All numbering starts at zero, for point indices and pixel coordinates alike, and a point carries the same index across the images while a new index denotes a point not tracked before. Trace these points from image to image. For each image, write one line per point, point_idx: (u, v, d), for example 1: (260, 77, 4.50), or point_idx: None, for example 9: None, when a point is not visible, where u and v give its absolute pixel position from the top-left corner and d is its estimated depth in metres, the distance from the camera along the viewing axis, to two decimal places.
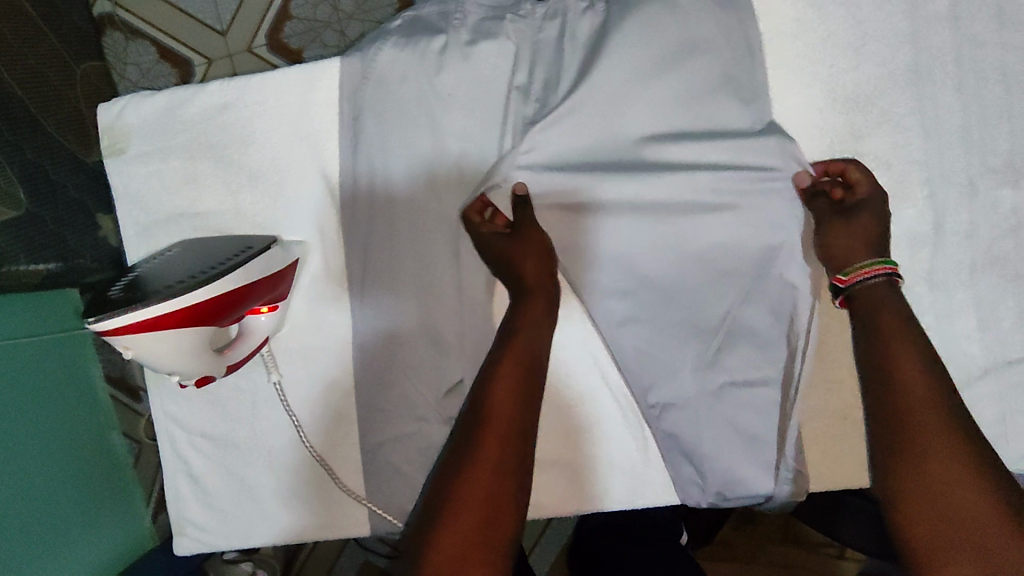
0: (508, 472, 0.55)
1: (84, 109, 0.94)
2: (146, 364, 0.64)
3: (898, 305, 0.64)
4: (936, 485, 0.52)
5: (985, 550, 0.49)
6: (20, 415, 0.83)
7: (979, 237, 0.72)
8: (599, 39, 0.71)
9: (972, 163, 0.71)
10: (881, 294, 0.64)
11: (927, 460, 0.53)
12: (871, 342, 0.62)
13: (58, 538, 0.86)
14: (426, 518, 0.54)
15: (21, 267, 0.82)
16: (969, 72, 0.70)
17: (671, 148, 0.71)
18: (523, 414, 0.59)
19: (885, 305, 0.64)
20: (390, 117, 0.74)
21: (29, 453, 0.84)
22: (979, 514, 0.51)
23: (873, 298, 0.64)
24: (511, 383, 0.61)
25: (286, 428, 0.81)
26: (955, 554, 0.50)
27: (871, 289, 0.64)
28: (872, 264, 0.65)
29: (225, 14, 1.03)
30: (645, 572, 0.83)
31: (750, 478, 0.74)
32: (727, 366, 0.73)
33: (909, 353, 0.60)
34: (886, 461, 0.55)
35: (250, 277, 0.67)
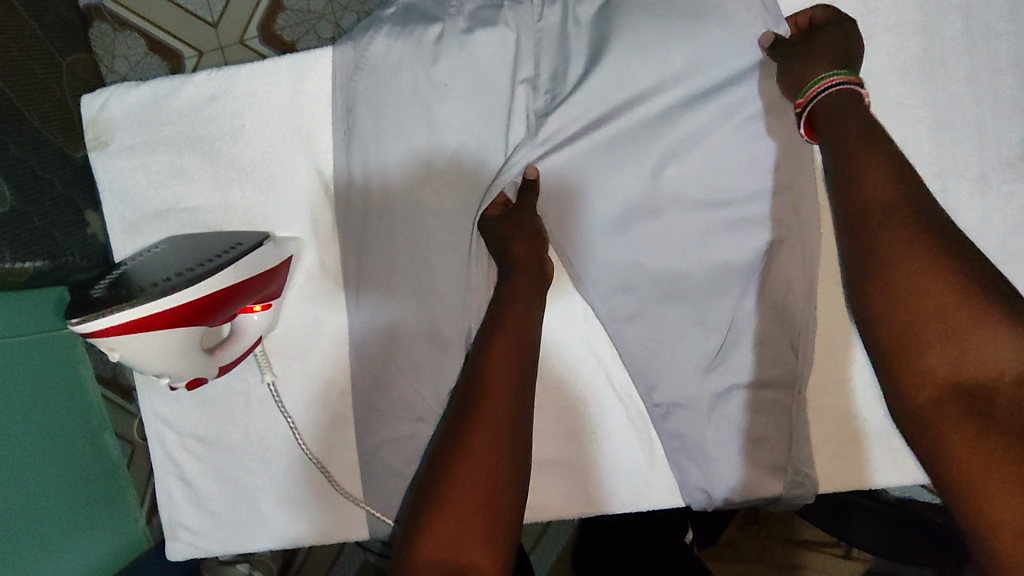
0: (513, 420, 0.55)
1: (71, 103, 0.91)
2: (134, 366, 0.62)
3: (855, 110, 0.59)
4: (903, 297, 0.48)
5: (955, 332, 0.46)
6: (12, 417, 0.82)
7: (994, 232, 0.69)
8: (604, 25, 0.68)
9: (986, 157, 0.69)
10: (840, 104, 0.60)
11: (887, 253, 0.50)
12: (834, 146, 0.58)
13: (48, 543, 0.84)
14: (435, 478, 0.53)
15: (8, 264, 0.79)
16: (982, 63, 0.68)
17: (677, 136, 0.69)
18: (523, 371, 0.59)
19: (846, 113, 0.59)
20: (384, 109, 0.72)
21: (20, 456, 0.82)
22: (940, 291, 0.47)
23: (835, 109, 0.60)
24: (510, 344, 0.61)
25: (281, 430, 0.79)
26: (925, 340, 0.47)
27: (832, 101, 0.60)
28: (827, 74, 0.61)
29: (215, 5, 1.00)
30: None
31: (756, 480, 0.72)
32: (733, 365, 0.71)
33: (869, 147, 0.56)
34: (853, 264, 0.52)
35: (242, 275, 0.64)
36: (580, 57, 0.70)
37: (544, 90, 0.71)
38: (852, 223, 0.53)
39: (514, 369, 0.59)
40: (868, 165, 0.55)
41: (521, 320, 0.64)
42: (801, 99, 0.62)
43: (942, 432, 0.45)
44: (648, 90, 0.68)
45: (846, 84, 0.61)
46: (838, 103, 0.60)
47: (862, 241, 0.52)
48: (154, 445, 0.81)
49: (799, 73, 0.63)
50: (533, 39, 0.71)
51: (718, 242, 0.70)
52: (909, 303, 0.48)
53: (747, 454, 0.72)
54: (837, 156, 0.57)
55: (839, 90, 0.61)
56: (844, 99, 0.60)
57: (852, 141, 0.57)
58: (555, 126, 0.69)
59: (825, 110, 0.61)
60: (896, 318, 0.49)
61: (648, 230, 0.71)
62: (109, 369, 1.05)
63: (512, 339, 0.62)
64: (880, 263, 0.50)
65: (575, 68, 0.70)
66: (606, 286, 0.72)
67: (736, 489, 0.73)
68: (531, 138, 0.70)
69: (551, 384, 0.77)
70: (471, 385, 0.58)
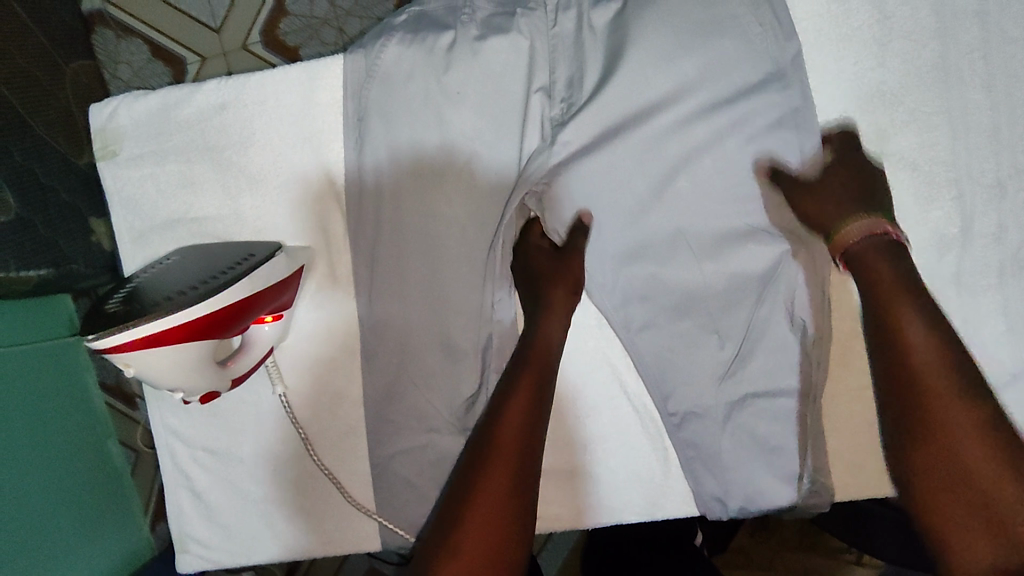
0: (522, 462, 0.59)
1: (75, 110, 0.91)
2: (147, 381, 0.61)
3: (890, 260, 0.61)
4: (940, 453, 0.52)
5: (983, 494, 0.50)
6: (19, 431, 0.81)
7: (1009, 239, 0.69)
8: (618, 33, 0.68)
9: (1002, 164, 0.68)
10: (873, 253, 0.62)
11: (925, 411, 0.54)
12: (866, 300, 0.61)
13: (57, 557, 0.83)
14: (444, 518, 0.56)
15: (13, 272, 0.79)
16: (999, 70, 0.68)
17: (693, 143, 0.68)
18: (537, 414, 0.63)
19: (876, 265, 0.61)
20: (396, 117, 0.71)
21: (29, 471, 0.81)
22: (969, 453, 0.51)
23: (867, 257, 0.62)
24: (528, 385, 0.65)
25: (293, 440, 0.78)
26: (954, 497, 0.51)
27: (863, 248, 0.62)
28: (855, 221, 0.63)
29: (218, 11, 1.00)
30: None
31: (771, 488, 0.72)
32: (751, 375, 0.71)
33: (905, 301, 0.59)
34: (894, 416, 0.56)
35: (255, 288, 0.63)
36: (594, 64, 0.69)
37: (560, 97, 0.71)
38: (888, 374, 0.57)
39: (524, 419, 0.62)
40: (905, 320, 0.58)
41: (539, 365, 0.67)
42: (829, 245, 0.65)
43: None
44: (665, 98, 0.68)
45: (881, 229, 0.63)
46: (873, 251, 0.62)
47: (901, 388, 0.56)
48: (163, 457, 0.79)
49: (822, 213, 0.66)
50: (547, 46, 0.71)
51: (735, 252, 0.70)
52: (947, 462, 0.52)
53: (764, 463, 0.72)
54: (872, 318, 0.61)
55: (869, 237, 0.62)
56: (877, 247, 0.62)
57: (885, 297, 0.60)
58: (574, 133, 0.69)
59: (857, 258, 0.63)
60: (929, 475, 0.53)
61: (662, 238, 0.70)
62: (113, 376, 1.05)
63: (529, 381, 0.65)
64: (918, 418, 0.54)
65: (591, 77, 0.70)
66: (624, 296, 0.72)
67: (752, 497, 0.73)
68: (548, 145, 0.70)
69: (564, 394, 0.76)
70: (488, 423, 0.62)
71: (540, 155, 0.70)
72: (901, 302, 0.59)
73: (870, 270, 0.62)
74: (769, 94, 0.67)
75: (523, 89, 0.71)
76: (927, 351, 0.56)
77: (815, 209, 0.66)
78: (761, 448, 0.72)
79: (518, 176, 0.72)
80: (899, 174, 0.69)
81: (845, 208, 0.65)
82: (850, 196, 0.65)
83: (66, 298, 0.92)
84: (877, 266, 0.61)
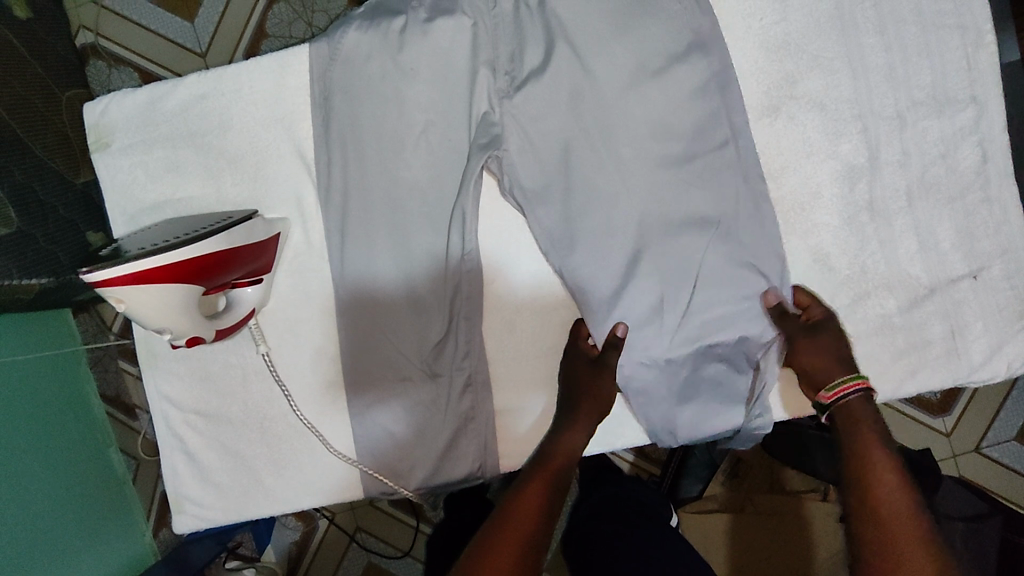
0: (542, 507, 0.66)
1: (72, 133, 0.99)
2: (136, 321, 0.68)
3: (872, 410, 0.69)
4: (883, 516, 0.61)
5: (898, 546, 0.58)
6: (22, 421, 0.88)
7: (912, 164, 0.78)
8: (551, 8, 0.76)
9: (900, 98, 0.77)
10: (860, 408, 0.69)
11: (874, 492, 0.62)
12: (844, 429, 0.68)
13: (59, 540, 0.88)
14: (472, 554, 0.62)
15: (15, 281, 0.85)
16: (887, 16, 0.77)
17: (624, 105, 0.76)
18: (546, 503, 0.66)
19: (864, 416, 0.68)
20: (359, 95, 0.80)
21: (28, 460, 0.87)
22: (900, 520, 0.60)
23: (855, 411, 0.69)
24: (541, 487, 0.68)
25: (277, 399, 0.84)
26: (891, 548, 0.58)
27: (854, 401, 0.69)
28: (850, 377, 0.71)
29: (203, 36, 1.11)
30: (637, 536, 0.88)
31: (719, 414, 0.79)
32: (696, 307, 0.77)
33: (869, 424, 0.68)
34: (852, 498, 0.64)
35: (231, 242, 0.72)
36: (533, 37, 0.77)
37: (504, 70, 0.78)
38: (860, 508, 0.62)
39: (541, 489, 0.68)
40: (868, 438, 0.66)
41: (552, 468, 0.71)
42: (827, 395, 0.71)
43: None
44: (604, 57, 0.76)
45: (855, 387, 0.70)
46: (858, 406, 0.69)
47: (870, 521, 0.61)
48: (158, 423, 0.85)
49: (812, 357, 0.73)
50: (489, 24, 0.78)
51: (674, 196, 0.76)
52: (883, 527, 0.60)
53: (707, 397, 0.79)
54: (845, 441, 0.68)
55: (860, 393, 0.70)
56: (864, 404, 0.69)
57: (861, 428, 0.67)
58: (521, 101, 0.77)
59: (843, 412, 0.70)
60: (869, 536, 0.60)
61: (605, 191, 0.77)
62: (113, 388, 1.13)
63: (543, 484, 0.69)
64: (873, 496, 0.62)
65: (530, 51, 0.78)
66: (582, 249, 0.78)
67: (696, 426, 0.79)
68: (496, 114, 0.78)
69: (525, 339, 0.83)
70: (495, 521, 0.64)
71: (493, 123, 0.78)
72: (872, 447, 0.65)
73: (853, 428, 0.68)
74: (691, 62, 0.76)
75: (471, 64, 0.78)
76: (901, 507, 0.60)
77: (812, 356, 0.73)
78: (702, 389, 0.79)
79: (470, 142, 0.79)
80: (809, 114, 0.78)
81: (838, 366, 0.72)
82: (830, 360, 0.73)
83: (67, 313, 1.03)
84: (866, 434, 0.67)
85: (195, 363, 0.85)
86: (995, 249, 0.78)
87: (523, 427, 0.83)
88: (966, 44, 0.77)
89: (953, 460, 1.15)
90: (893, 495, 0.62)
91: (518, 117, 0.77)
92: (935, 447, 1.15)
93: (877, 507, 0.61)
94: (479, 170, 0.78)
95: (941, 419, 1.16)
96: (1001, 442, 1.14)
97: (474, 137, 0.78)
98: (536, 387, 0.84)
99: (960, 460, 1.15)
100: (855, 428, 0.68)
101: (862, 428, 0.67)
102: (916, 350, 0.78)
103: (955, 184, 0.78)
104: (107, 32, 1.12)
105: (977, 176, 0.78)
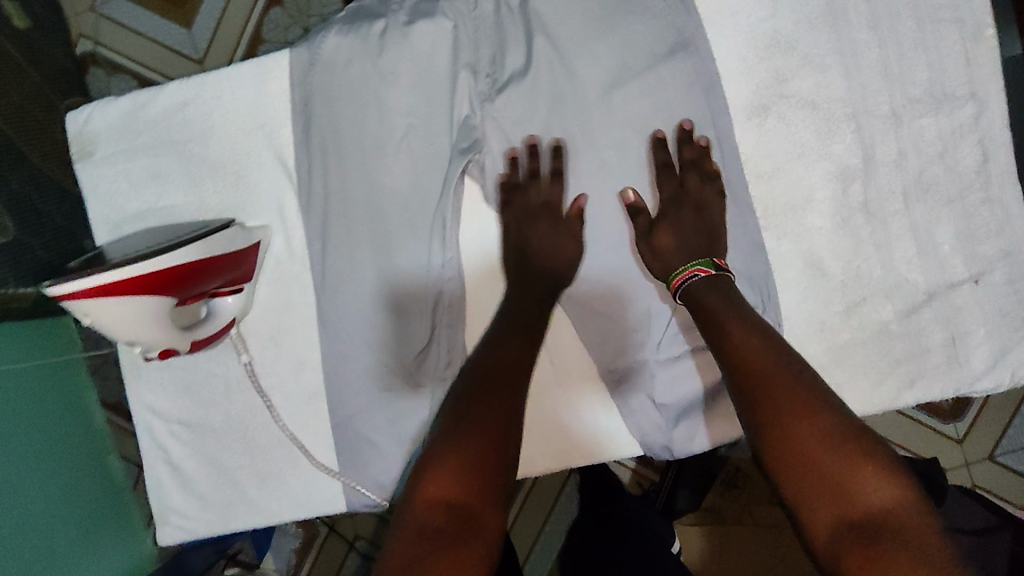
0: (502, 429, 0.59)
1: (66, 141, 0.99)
2: (105, 332, 0.68)
3: (720, 289, 0.68)
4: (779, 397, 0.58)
5: (795, 433, 0.55)
6: (24, 432, 0.87)
7: (909, 165, 0.75)
8: (533, 8, 0.74)
9: (895, 96, 0.75)
10: (704, 290, 0.68)
11: (763, 377, 0.59)
12: (708, 325, 0.66)
13: (58, 548, 0.88)
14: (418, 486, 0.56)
15: (9, 291, 0.84)
16: (881, 11, 0.74)
17: (608, 107, 0.74)
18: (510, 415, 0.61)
19: (714, 295, 0.68)
20: (339, 100, 0.78)
21: (29, 467, 0.86)
22: (794, 403, 0.57)
23: (703, 291, 0.68)
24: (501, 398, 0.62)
25: (260, 410, 0.83)
26: (799, 437, 0.55)
27: (697, 284, 0.69)
28: (689, 264, 0.70)
29: (200, 42, 1.11)
30: (636, 550, 0.86)
31: (717, 426, 0.77)
32: (684, 316, 0.75)
33: (732, 309, 0.66)
34: (739, 389, 0.60)
35: (206, 252, 0.71)
36: (515, 37, 0.75)
37: (485, 74, 0.76)
38: (749, 394, 0.59)
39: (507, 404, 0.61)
40: (734, 326, 0.64)
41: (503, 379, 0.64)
42: (671, 283, 0.71)
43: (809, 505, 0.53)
44: (585, 59, 0.73)
45: (698, 272, 0.70)
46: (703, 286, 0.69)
47: (760, 407, 0.58)
48: (142, 434, 0.85)
49: (671, 251, 0.72)
50: (470, 26, 0.77)
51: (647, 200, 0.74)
52: (780, 418, 0.56)
53: (699, 408, 0.77)
54: (708, 331, 0.66)
55: (703, 277, 0.69)
56: (707, 286, 0.69)
57: (723, 316, 0.65)
58: (502, 105, 0.75)
59: (689, 298, 0.69)
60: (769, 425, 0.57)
61: (588, 194, 0.75)
62: (114, 394, 1.12)
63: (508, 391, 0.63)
64: (761, 381, 0.59)
65: (512, 52, 0.75)
66: None
67: (691, 439, 0.77)
68: (476, 120, 0.76)
69: None
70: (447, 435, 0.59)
71: (473, 128, 0.76)
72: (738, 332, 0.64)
73: (709, 310, 0.67)
74: (677, 63, 0.73)
75: (451, 67, 0.76)
76: (783, 381, 0.59)
77: (667, 238, 0.72)
78: (695, 398, 0.77)
79: (451, 149, 0.77)
80: (800, 113, 0.75)
81: (689, 252, 0.71)
82: (687, 234, 0.72)
83: (66, 322, 1.02)
84: (725, 320, 0.65)
85: (178, 373, 0.84)
86: (997, 252, 0.75)
87: (535, 439, 0.80)
88: (965, 39, 0.74)
89: (966, 469, 1.11)
90: (774, 377, 0.59)
91: (497, 123, 0.76)
92: (946, 456, 1.11)
93: (764, 388, 0.59)
94: (458, 177, 0.76)
95: (953, 425, 1.12)
96: (1018, 451, 1.10)
97: (455, 143, 0.77)
98: (540, 396, 0.80)
99: (972, 470, 1.11)
100: (707, 310, 0.67)
101: (723, 313, 0.66)
102: (914, 358, 0.75)
103: (954, 184, 0.75)
104: (107, 42, 1.11)
105: (978, 176, 0.75)
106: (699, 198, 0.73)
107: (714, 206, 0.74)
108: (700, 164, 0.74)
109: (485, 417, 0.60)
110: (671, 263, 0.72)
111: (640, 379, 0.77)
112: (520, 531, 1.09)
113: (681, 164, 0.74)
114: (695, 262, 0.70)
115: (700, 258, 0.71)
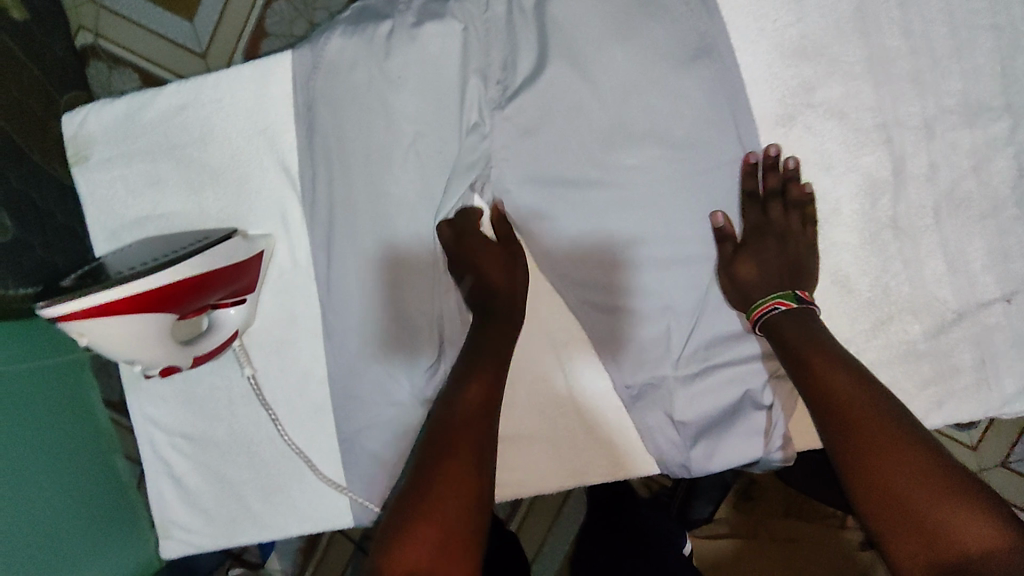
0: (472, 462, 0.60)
1: None
2: (103, 350, 0.65)
3: (804, 324, 0.67)
4: (870, 435, 0.57)
5: (887, 472, 0.55)
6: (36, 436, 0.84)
7: (941, 178, 0.72)
8: (547, 11, 0.71)
9: (927, 106, 0.71)
10: (786, 324, 0.67)
11: (853, 416, 0.59)
12: (792, 358, 0.65)
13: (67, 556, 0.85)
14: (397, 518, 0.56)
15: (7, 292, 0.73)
16: (913, 16, 0.71)
17: (625, 116, 0.70)
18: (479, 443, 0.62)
19: (799, 329, 0.67)
20: (345, 107, 0.75)
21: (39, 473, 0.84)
22: (887, 442, 0.57)
23: (787, 324, 0.67)
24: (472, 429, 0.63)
25: (264, 424, 0.81)
26: (892, 476, 0.54)
27: (778, 317, 0.68)
28: (769, 297, 0.69)
29: (203, 35, 1.07)
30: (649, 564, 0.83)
31: (738, 447, 0.74)
32: (700, 333, 0.73)
33: (822, 345, 0.65)
34: (831, 426, 0.60)
35: (207, 266, 0.68)
36: (528, 41, 0.72)
37: (496, 80, 0.73)
38: (842, 432, 0.59)
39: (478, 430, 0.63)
40: (822, 362, 0.64)
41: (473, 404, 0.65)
42: (752, 314, 0.70)
43: (898, 545, 0.52)
44: (603, 66, 0.70)
45: (779, 304, 0.68)
46: (785, 320, 0.68)
47: (852, 444, 0.58)
48: (143, 446, 0.83)
49: (750, 280, 0.70)
50: (480, 29, 0.73)
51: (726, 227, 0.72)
52: (872, 455, 0.56)
53: (718, 427, 0.74)
54: (793, 365, 0.65)
55: (783, 310, 0.68)
56: (787, 319, 0.68)
57: (809, 351, 0.65)
58: (514, 113, 0.72)
59: (771, 330, 0.68)
60: (860, 463, 0.56)
61: (603, 206, 0.72)
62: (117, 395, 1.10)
63: (474, 417, 0.64)
64: (852, 418, 0.59)
65: (525, 58, 0.72)
66: (579, 270, 0.73)
67: (709, 459, 0.74)
68: (488, 128, 0.73)
69: (524, 368, 0.77)
70: (422, 471, 0.60)
71: (484, 137, 0.73)
72: (828, 368, 0.63)
73: (795, 345, 0.66)
74: (698, 70, 0.70)
75: (461, 72, 0.73)
76: (877, 420, 0.58)
77: (749, 268, 0.70)
78: (712, 417, 0.74)
79: (459, 156, 0.74)
80: (827, 123, 0.72)
81: (767, 281, 0.70)
82: (767, 261, 0.70)
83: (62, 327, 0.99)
84: (811, 354, 0.64)
85: (180, 385, 0.82)
86: None
87: (545, 456, 0.78)
88: (1001, 47, 0.71)
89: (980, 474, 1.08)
90: (867, 416, 0.59)
91: (509, 132, 0.72)
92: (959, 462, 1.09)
93: (856, 427, 0.58)
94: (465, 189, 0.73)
95: (967, 432, 1.09)
96: None
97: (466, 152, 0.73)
98: (550, 413, 0.78)
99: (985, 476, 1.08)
100: (791, 344, 0.66)
101: (812, 347, 0.65)
102: (942, 379, 0.73)
103: (986, 199, 0.72)
104: (107, 33, 1.07)
105: (1012, 191, 0.72)
106: (785, 232, 0.71)
107: (800, 239, 0.71)
108: (785, 192, 0.71)
109: (454, 453, 0.60)
110: (749, 293, 0.70)
111: (660, 399, 0.74)
112: (528, 539, 1.07)
113: (765, 193, 0.71)
114: (774, 295, 0.69)
115: (782, 290, 0.69)
